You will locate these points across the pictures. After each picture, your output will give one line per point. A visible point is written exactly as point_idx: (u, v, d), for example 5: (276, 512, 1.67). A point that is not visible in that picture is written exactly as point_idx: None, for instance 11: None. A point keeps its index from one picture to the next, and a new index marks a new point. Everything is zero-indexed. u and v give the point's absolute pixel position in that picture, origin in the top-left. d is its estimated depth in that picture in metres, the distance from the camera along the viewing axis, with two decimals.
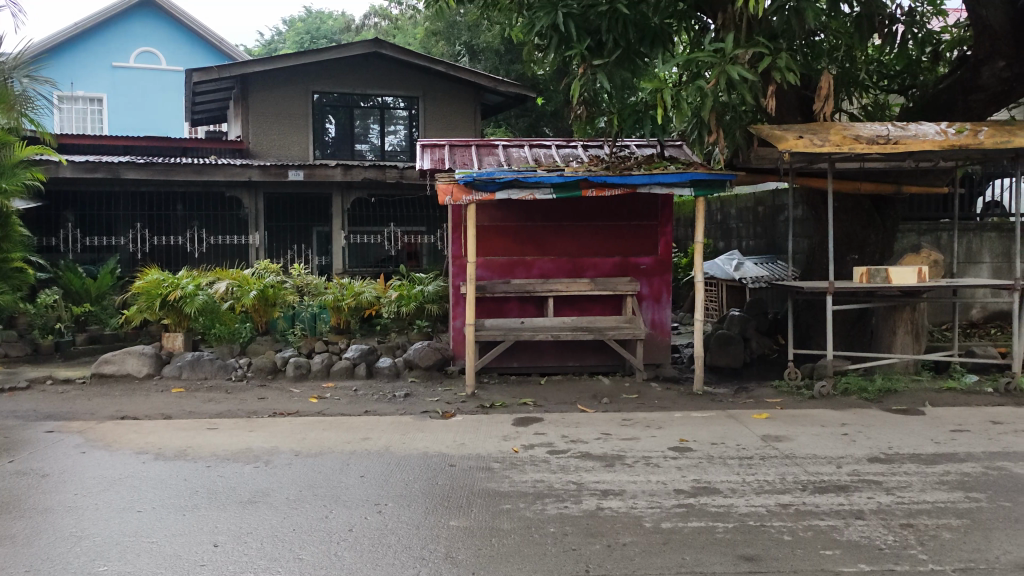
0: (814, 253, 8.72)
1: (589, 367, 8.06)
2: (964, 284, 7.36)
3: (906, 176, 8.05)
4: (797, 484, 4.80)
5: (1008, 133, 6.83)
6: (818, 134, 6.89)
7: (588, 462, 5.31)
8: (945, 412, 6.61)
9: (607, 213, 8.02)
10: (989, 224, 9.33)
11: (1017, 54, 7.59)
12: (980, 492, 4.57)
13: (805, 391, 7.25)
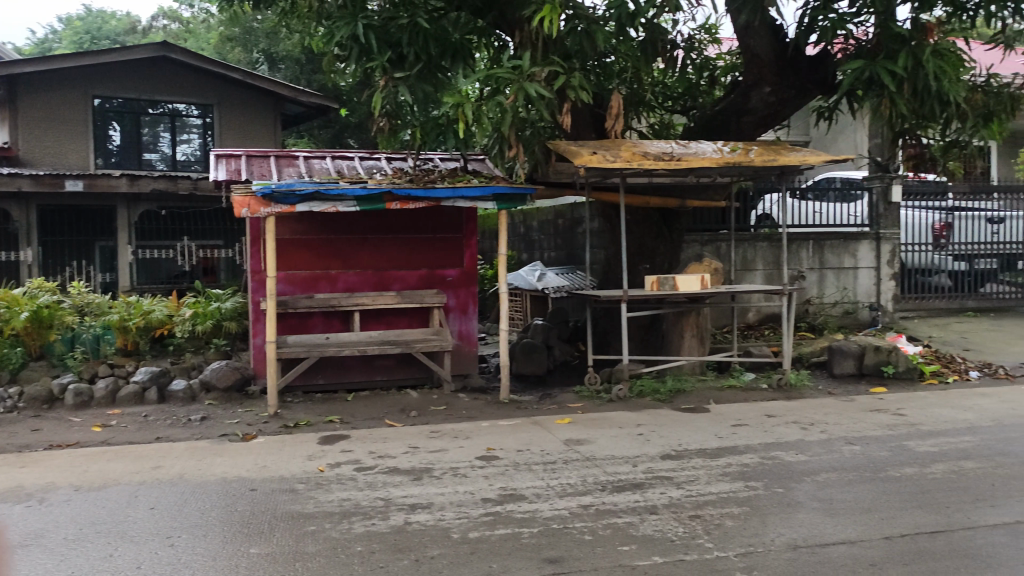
0: (609, 263, 9.17)
1: (397, 381, 7.99)
2: (740, 290, 8.01)
3: (689, 192, 8.66)
4: (597, 484, 5.01)
5: (774, 153, 7.53)
6: (610, 151, 7.28)
7: (396, 477, 5.25)
8: (726, 409, 7.15)
9: (412, 226, 8.01)
10: (761, 235, 10.23)
11: (781, 81, 8.41)
12: (758, 481, 4.97)
13: (604, 395, 7.59)
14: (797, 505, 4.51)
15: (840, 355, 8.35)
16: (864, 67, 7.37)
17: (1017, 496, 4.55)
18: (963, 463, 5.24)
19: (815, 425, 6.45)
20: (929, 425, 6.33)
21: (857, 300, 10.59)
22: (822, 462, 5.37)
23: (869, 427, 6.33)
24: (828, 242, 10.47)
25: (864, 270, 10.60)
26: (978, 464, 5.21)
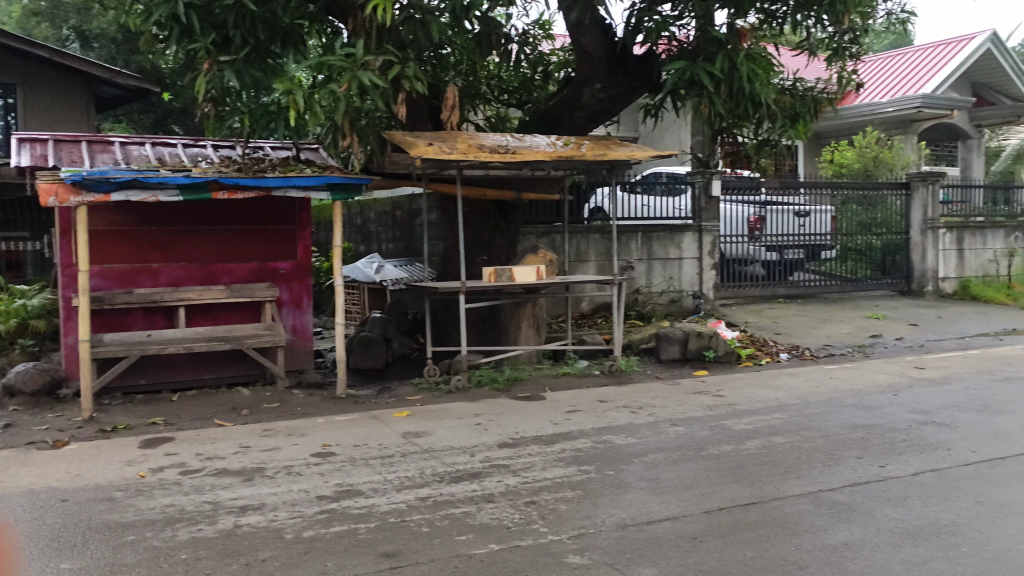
0: (447, 255, 9.19)
1: (227, 379, 7.64)
2: (574, 280, 8.25)
3: (524, 184, 8.81)
4: (435, 475, 5.01)
5: (604, 147, 7.80)
6: (446, 142, 7.29)
7: (225, 479, 5.03)
8: (561, 396, 7.35)
9: (241, 217, 7.69)
10: (594, 227, 10.58)
11: (610, 78, 8.70)
12: (590, 465, 5.15)
13: (443, 386, 7.61)
14: (626, 485, 4.71)
15: (666, 341, 8.79)
16: (685, 68, 7.80)
17: (819, 466, 4.97)
18: (774, 439, 5.65)
19: (643, 408, 6.76)
20: (745, 404, 6.78)
21: (682, 289, 11.18)
22: (649, 443, 5.63)
23: (692, 408, 6.70)
24: (655, 234, 10.98)
25: (687, 260, 11.20)
26: (787, 439, 5.64)
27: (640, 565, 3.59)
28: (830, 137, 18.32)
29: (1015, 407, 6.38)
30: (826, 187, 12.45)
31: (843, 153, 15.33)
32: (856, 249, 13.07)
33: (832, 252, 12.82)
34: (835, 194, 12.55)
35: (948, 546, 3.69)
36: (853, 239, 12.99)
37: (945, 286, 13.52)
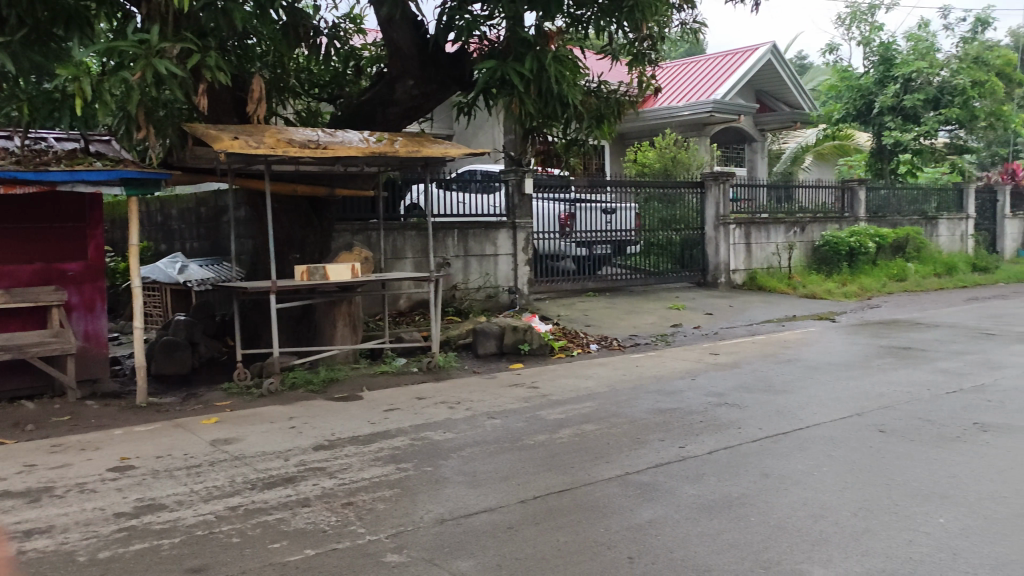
0: (257, 253, 8.84)
1: (7, 393, 6.92)
2: (390, 278, 8.18)
3: (337, 180, 8.63)
4: (246, 483, 4.82)
5: (417, 144, 7.79)
6: (253, 136, 7.01)
7: (7, 502, 4.57)
8: (378, 395, 7.29)
9: (21, 214, 7.00)
10: (410, 224, 10.56)
11: (423, 75, 8.70)
12: (408, 462, 5.14)
13: (254, 390, 7.31)
14: (444, 481, 4.74)
15: (483, 336, 8.94)
16: (495, 68, 7.95)
17: (626, 450, 5.23)
18: (585, 427, 5.88)
19: (461, 403, 6.83)
20: (557, 395, 7.03)
21: (498, 284, 11.40)
22: (467, 438, 5.70)
23: (507, 401, 6.84)
24: (471, 231, 11.11)
25: (502, 256, 11.42)
26: (597, 426, 5.89)
27: (457, 558, 3.62)
28: (634, 137, 19.28)
29: (795, 386, 7.03)
30: (630, 185, 13.11)
31: (645, 152, 16.21)
32: (658, 244, 13.88)
33: (637, 247, 13.53)
34: (639, 192, 13.27)
35: (740, 517, 4.00)
36: (655, 234, 13.78)
37: (735, 278, 14.67)
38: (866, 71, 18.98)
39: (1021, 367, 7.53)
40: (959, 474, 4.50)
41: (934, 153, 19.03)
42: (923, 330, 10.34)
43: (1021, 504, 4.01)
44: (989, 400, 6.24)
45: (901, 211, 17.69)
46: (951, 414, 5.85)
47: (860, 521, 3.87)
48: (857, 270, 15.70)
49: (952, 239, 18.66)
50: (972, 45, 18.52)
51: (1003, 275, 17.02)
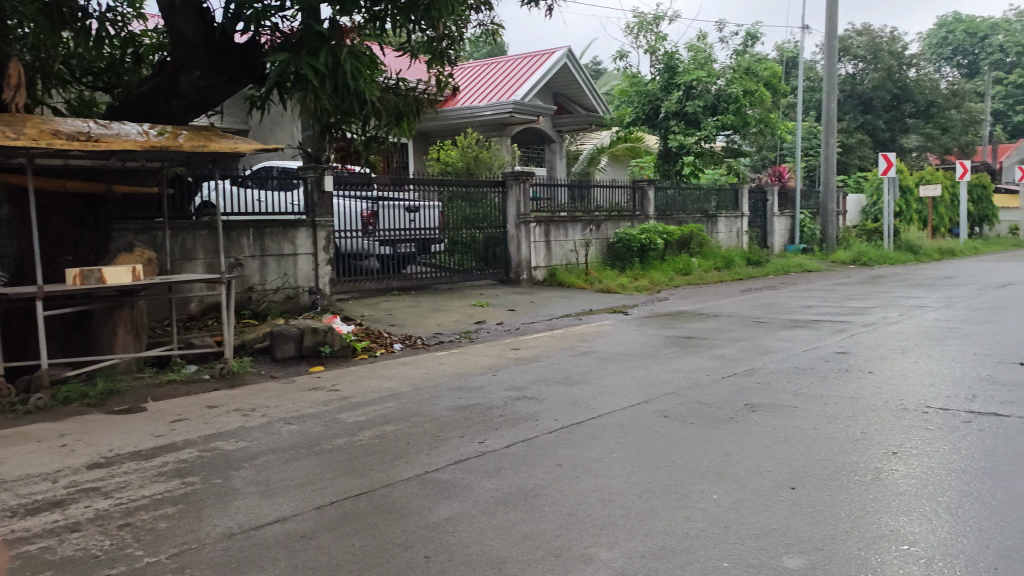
0: (22, 255, 8.01)
1: None
2: (177, 280, 7.69)
3: (115, 176, 8.00)
4: (6, 511, 4.34)
5: (203, 138, 7.35)
6: (10, 126, 6.34)
7: None
8: (164, 405, 6.83)
9: None
10: (201, 223, 9.99)
11: (210, 66, 8.24)
12: (195, 476, 4.84)
13: (19, 407, 6.61)
14: (233, 492, 4.51)
15: (280, 339, 8.63)
16: (288, 61, 7.69)
17: (426, 449, 5.22)
18: (385, 428, 5.81)
19: (256, 410, 6.53)
20: (358, 396, 6.90)
21: (298, 285, 11.02)
22: (261, 446, 5.47)
23: (305, 406, 6.63)
24: (267, 230, 10.68)
25: (302, 256, 11.05)
26: (397, 427, 5.84)
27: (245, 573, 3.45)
28: (436, 135, 19.38)
29: (590, 377, 7.33)
30: (433, 184, 13.17)
31: (448, 151, 16.36)
32: (462, 242, 14.00)
33: (441, 246, 13.57)
34: (441, 191, 13.34)
35: (534, 508, 4.09)
36: (459, 232, 13.91)
37: (536, 274, 15.12)
38: (653, 77, 20.21)
39: (785, 351, 8.29)
40: (731, 452, 4.87)
41: (713, 155, 20.55)
42: (705, 320, 11.13)
43: (783, 476, 4.40)
44: (759, 383, 6.81)
45: (685, 209, 18.96)
46: (726, 397, 6.33)
47: (644, 502, 4.09)
48: (648, 265, 16.67)
49: (730, 235, 20.28)
50: (744, 57, 20.16)
51: (773, 268, 18.72)
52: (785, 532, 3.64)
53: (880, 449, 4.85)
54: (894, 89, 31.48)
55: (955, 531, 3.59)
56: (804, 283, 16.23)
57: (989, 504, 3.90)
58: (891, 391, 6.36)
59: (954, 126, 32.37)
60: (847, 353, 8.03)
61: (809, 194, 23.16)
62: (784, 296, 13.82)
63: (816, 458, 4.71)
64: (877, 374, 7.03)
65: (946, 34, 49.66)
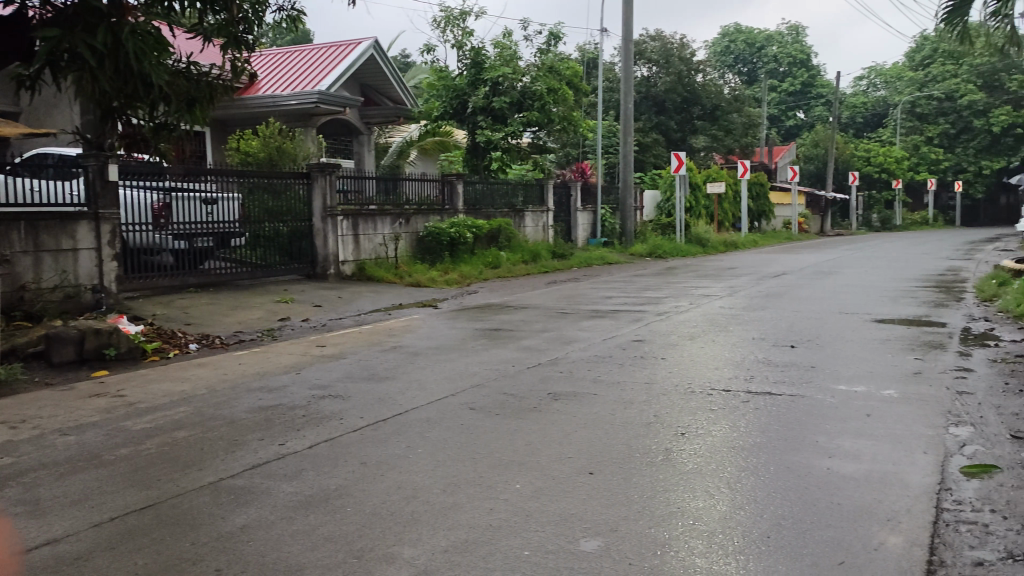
0: None
1: None
2: None
3: None
4: None
5: None
6: None
7: None
8: None
9: None
10: None
11: None
12: None
13: None
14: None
15: (57, 343, 7.89)
16: (59, 37, 7.06)
17: (221, 454, 4.94)
18: (175, 434, 5.44)
19: (27, 422, 5.91)
20: (146, 402, 6.43)
21: (79, 283, 10.10)
22: (31, 461, 4.95)
23: (85, 414, 6.09)
24: (42, 223, 9.72)
25: (84, 251, 10.15)
26: (190, 432, 5.49)
27: None
28: (236, 123, 18.54)
29: (397, 372, 7.25)
30: (232, 175, 12.56)
31: (249, 141, 15.54)
32: (264, 235, 13.43)
33: (242, 239, 12.96)
34: (242, 182, 12.74)
35: (335, 509, 3.98)
36: (261, 226, 13.32)
37: (344, 269, 14.78)
38: (460, 72, 20.33)
39: (586, 341, 8.62)
40: (534, 442, 4.97)
41: (519, 151, 21.06)
42: (511, 312, 11.36)
43: (582, 462, 4.55)
44: (561, 372, 7.03)
45: (494, 203, 19.27)
46: (530, 387, 6.48)
47: (448, 496, 4.08)
48: (457, 259, 16.75)
49: (536, 229, 20.83)
50: (547, 56, 20.76)
51: (576, 261, 19.43)
52: (584, 516, 3.76)
53: (669, 431, 5.13)
54: (684, 92, 33.71)
55: (734, 504, 3.85)
56: (605, 276, 16.98)
57: (764, 477, 4.23)
58: (681, 375, 6.77)
59: (735, 129, 35.12)
60: (642, 341, 8.48)
61: (609, 190, 24.12)
62: (586, 288, 14.37)
63: (613, 442, 4.91)
64: (669, 359, 7.46)
65: (728, 43, 53.86)
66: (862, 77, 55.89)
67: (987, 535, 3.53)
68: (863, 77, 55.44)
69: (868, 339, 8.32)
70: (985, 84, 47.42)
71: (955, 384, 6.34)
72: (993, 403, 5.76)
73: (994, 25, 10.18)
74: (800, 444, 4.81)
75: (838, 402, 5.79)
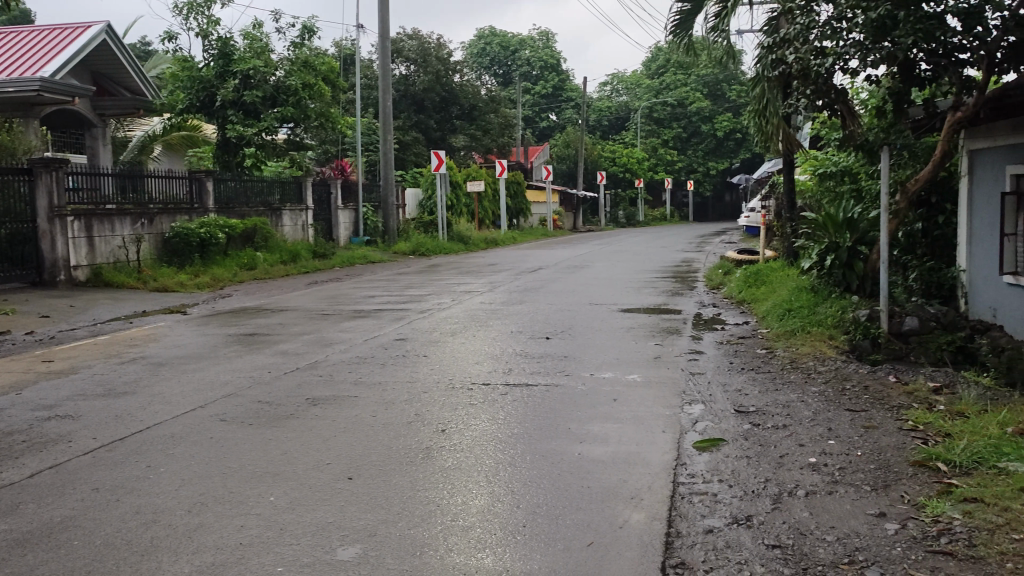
0: None
1: None
2: None
3: None
4: None
5: None
6: None
7: None
8: None
9: None
10: None
11: None
12: None
13: None
14: None
15: None
16: None
17: None
18: None
19: None
20: None
21: None
22: None
23: None
24: None
25: None
26: None
27: None
28: None
29: (138, 386, 6.67)
30: None
31: None
32: None
33: None
34: None
35: (61, 544, 3.55)
36: None
37: (76, 274, 13.41)
38: (206, 63, 19.17)
39: (347, 342, 8.43)
40: (290, 450, 4.77)
41: (275, 147, 20.25)
42: (267, 315, 10.86)
43: (341, 467, 4.43)
44: (320, 375, 6.82)
45: (247, 201, 18.37)
46: (287, 393, 6.22)
47: (194, 517, 3.79)
48: (208, 261, 15.79)
49: (294, 228, 20.11)
50: (301, 50, 20.09)
51: (338, 261, 19.00)
52: (341, 524, 3.64)
53: (430, 429, 5.14)
54: (441, 91, 34.16)
55: (492, 497, 3.92)
56: (368, 275, 16.77)
57: (520, 467, 4.35)
58: (442, 372, 6.81)
59: (492, 129, 36.11)
60: (404, 340, 8.44)
61: (370, 188, 23.87)
62: (349, 288, 14.11)
63: (374, 444, 4.83)
64: (430, 356, 7.48)
65: (484, 45, 55.34)
66: (605, 83, 59.73)
67: (716, 503, 3.86)
68: (607, 82, 59.25)
69: (614, 328, 8.87)
70: (709, 93, 52.69)
71: (688, 365, 6.93)
72: (719, 381, 6.36)
73: (714, 39, 11.19)
74: (554, 432, 5.00)
75: (589, 389, 6.10)
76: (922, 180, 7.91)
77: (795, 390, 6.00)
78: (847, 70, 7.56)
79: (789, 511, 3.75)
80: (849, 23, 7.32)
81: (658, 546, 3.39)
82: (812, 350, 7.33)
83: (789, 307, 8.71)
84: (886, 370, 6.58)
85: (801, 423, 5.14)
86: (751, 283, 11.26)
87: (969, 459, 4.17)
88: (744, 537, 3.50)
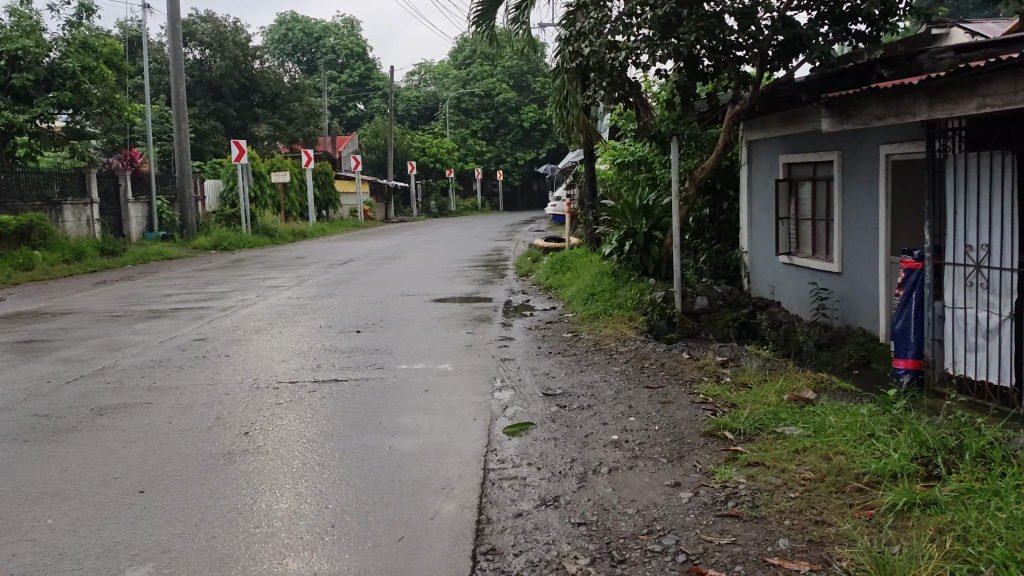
0: None
1: None
2: None
3: None
4: None
5: None
6: None
7: None
8: None
9: None
10: None
11: None
12: None
13: None
14: None
15: None
16: None
17: None
18: None
19: None
20: None
21: None
22: None
23: None
24: None
25: None
26: None
27: None
28: None
29: None
30: None
31: None
32: None
33: None
34: None
35: None
36: None
37: None
38: None
39: (140, 345, 7.86)
40: (71, 466, 4.36)
41: (53, 136, 18.47)
42: (48, 320, 9.92)
43: (131, 481, 4.10)
44: (108, 383, 6.30)
45: (19, 194, 16.71)
46: (69, 404, 5.69)
47: None
48: None
49: (78, 224, 18.46)
50: (78, 29, 18.27)
51: (129, 258, 17.65)
52: (129, 542, 3.37)
53: (234, 432, 4.89)
54: (241, 79, 32.67)
55: (299, 499, 3.78)
56: (164, 272, 15.72)
57: (328, 465, 4.23)
58: (246, 372, 6.49)
59: (297, 118, 34.81)
60: (204, 339, 7.98)
61: (164, 180, 22.31)
62: (142, 287, 13.17)
63: (169, 453, 4.52)
64: (232, 356, 7.10)
65: (285, 32, 53.69)
66: (412, 74, 59.52)
67: (524, 487, 3.93)
68: (414, 73, 58.99)
69: (425, 319, 8.85)
70: (516, 84, 53.80)
71: (498, 352, 7.03)
72: (528, 366, 6.50)
73: (515, 31, 11.40)
74: (364, 427, 4.90)
75: (400, 381, 6.04)
76: (709, 169, 8.46)
77: (598, 371, 6.25)
78: (639, 63, 7.92)
79: (593, 488, 3.89)
80: (639, 18, 7.67)
81: (469, 535, 3.40)
82: (614, 332, 7.65)
83: (592, 291, 9.04)
84: (680, 348, 6.98)
85: (604, 402, 5.35)
86: (558, 270, 11.62)
87: (752, 427, 4.51)
88: (551, 518, 3.58)
